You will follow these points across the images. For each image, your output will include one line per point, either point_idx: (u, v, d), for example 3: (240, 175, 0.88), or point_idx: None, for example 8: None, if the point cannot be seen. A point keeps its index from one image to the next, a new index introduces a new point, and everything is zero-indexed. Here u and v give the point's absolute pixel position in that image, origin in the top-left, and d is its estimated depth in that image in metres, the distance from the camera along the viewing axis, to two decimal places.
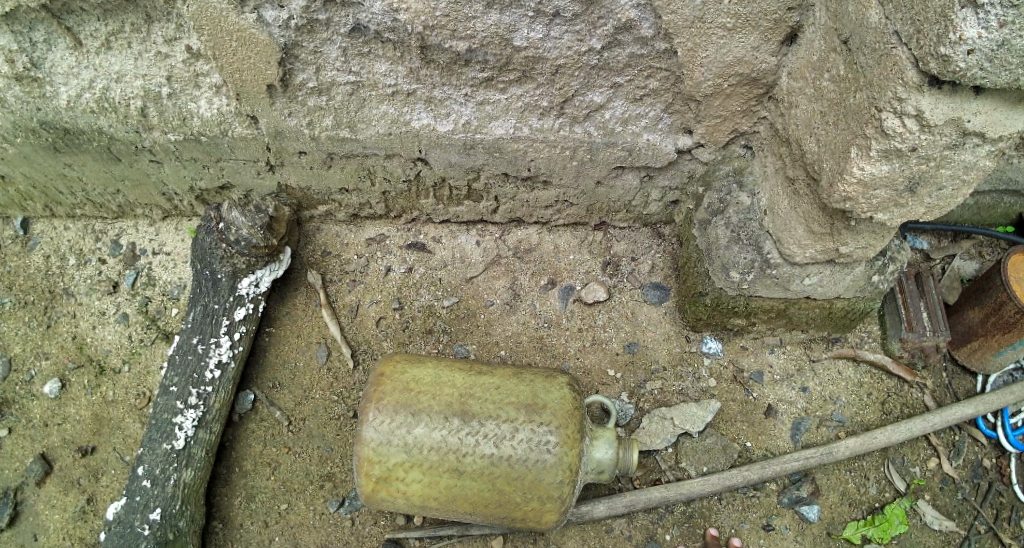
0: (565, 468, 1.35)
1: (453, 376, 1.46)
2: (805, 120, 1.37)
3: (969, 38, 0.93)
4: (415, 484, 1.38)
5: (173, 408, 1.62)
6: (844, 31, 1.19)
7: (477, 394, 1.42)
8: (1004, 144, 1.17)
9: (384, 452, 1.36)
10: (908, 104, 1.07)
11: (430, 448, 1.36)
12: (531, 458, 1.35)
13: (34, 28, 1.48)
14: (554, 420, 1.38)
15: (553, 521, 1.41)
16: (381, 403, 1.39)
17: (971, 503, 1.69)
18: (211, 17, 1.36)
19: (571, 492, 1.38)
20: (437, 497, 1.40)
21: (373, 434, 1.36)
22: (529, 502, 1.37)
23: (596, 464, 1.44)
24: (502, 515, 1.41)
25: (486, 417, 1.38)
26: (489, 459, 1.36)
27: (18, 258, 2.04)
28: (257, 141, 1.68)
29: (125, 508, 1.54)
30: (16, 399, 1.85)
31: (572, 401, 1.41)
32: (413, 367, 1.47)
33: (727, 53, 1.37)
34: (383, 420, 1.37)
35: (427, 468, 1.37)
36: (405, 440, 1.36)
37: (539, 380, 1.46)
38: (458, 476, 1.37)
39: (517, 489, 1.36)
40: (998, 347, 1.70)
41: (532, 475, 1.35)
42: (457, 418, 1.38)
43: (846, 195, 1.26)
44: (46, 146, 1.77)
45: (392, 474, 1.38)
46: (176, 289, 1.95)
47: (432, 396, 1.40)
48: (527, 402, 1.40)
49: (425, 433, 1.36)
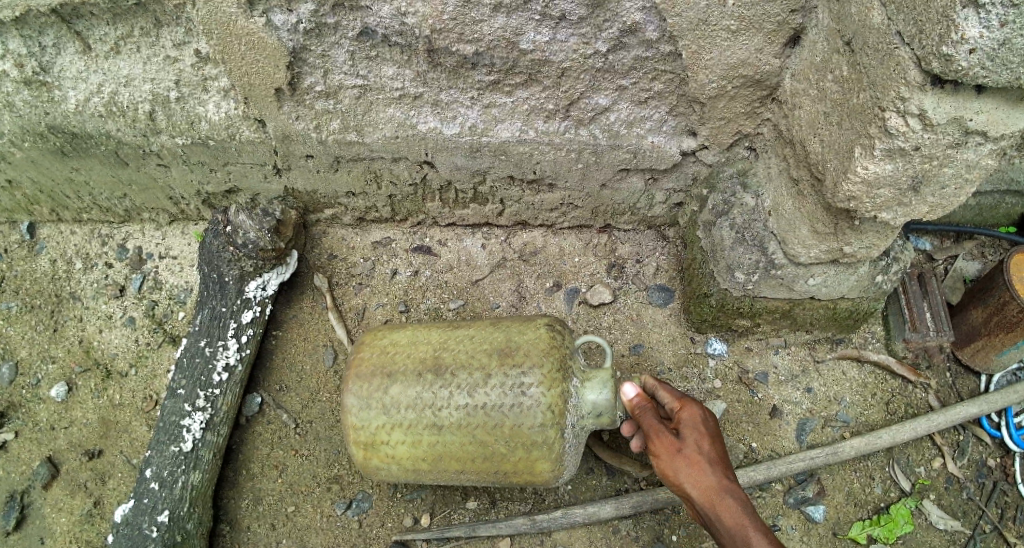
0: (545, 408, 1.31)
1: (429, 335, 1.47)
2: (809, 121, 1.38)
3: (971, 37, 0.95)
4: (400, 447, 1.39)
5: (180, 411, 1.63)
6: (847, 33, 1.20)
7: (451, 346, 1.42)
8: (1006, 142, 1.17)
9: (364, 417, 1.39)
10: (911, 103, 1.08)
11: (407, 406, 1.37)
12: (506, 403, 1.33)
13: (43, 33, 1.50)
14: (528, 361, 1.35)
15: (546, 471, 1.37)
16: (359, 369, 1.42)
17: (977, 502, 1.70)
18: (220, 21, 1.37)
19: (561, 439, 1.34)
20: (425, 458, 1.41)
21: (354, 402, 1.40)
22: (515, 452, 1.35)
23: (591, 407, 1.37)
24: (493, 470, 1.40)
25: (459, 368, 1.38)
26: (464, 410, 1.35)
27: (25, 262, 2.06)
28: (265, 145, 1.69)
29: (133, 510, 1.55)
30: (23, 403, 1.86)
31: (548, 340, 1.37)
32: (393, 332, 1.49)
33: (731, 56, 1.38)
34: (362, 386, 1.40)
35: (407, 427, 1.38)
36: (382, 402, 1.38)
37: (515, 325, 1.44)
38: (439, 432, 1.37)
39: (498, 438, 1.35)
40: (1002, 346, 1.71)
41: (511, 421, 1.33)
42: (431, 372, 1.39)
43: (850, 194, 1.27)
44: (54, 151, 1.79)
45: (377, 438, 1.39)
46: (182, 293, 1.96)
47: (407, 355, 1.42)
48: (500, 347, 1.38)
49: (399, 391, 1.38)
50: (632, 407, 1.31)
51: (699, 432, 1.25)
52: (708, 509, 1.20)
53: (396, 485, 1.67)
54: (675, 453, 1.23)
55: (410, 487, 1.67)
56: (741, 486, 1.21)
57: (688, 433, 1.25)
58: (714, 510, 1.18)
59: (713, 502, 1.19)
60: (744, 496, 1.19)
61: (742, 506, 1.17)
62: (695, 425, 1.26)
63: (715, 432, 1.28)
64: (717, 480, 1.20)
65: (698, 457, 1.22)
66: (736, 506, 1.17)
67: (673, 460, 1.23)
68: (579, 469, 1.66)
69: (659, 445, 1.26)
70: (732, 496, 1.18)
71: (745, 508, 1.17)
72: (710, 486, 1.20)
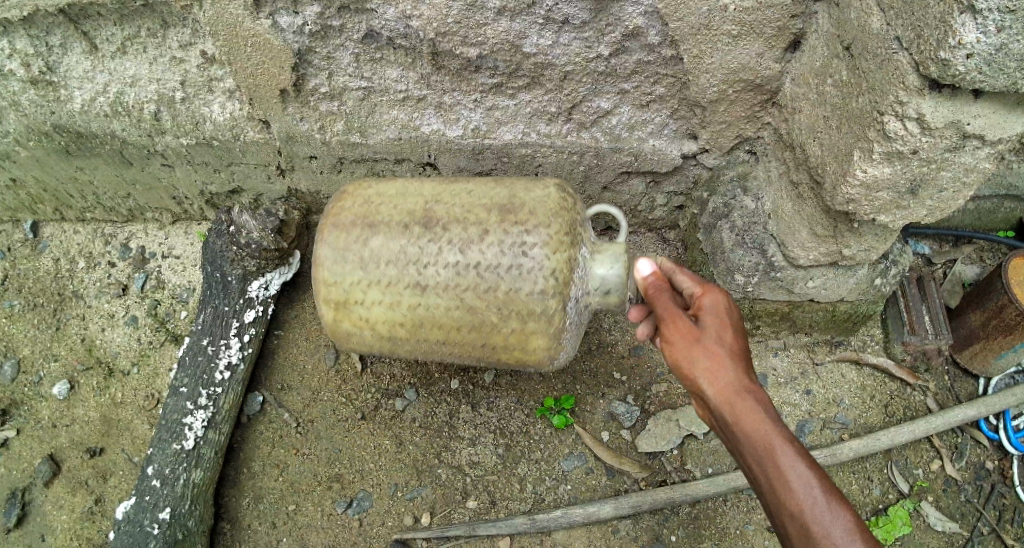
0: (547, 275, 1.21)
1: (424, 189, 1.37)
2: (809, 125, 1.39)
3: (968, 42, 0.96)
4: (376, 308, 1.33)
5: (183, 409, 1.65)
6: (846, 38, 1.22)
7: (445, 200, 1.32)
8: (1003, 146, 1.19)
9: (339, 271, 1.32)
10: (909, 107, 1.10)
11: (388, 262, 1.29)
12: (505, 264, 1.23)
13: (51, 32, 1.52)
14: (533, 220, 1.24)
15: (541, 349, 1.29)
16: (339, 219, 1.34)
17: (975, 504, 1.71)
18: (228, 23, 1.39)
19: (561, 312, 1.24)
20: (404, 324, 1.34)
21: (329, 254, 1.32)
22: (507, 323, 1.27)
23: (599, 283, 1.30)
24: (480, 343, 1.32)
25: (452, 222, 1.28)
26: (454, 269, 1.26)
27: (29, 261, 2.07)
28: (269, 145, 1.70)
29: (135, 508, 1.56)
30: (24, 401, 1.87)
31: (556, 202, 1.26)
32: (380, 186, 1.40)
33: (732, 60, 1.39)
34: (340, 237, 1.32)
35: (386, 286, 1.30)
36: (360, 255, 1.31)
37: (521, 184, 1.33)
38: (422, 293, 1.29)
39: (490, 305, 1.26)
40: (999, 349, 1.73)
41: (506, 284, 1.23)
42: (419, 226, 1.30)
43: (849, 197, 1.29)
44: (59, 150, 1.81)
45: (352, 296, 1.33)
46: (185, 293, 1.97)
47: (394, 207, 1.33)
48: (502, 206, 1.28)
49: (381, 243, 1.30)
50: (647, 286, 1.19)
51: (722, 322, 1.12)
52: (723, 407, 1.08)
53: (397, 484, 1.68)
54: (694, 342, 1.10)
55: (411, 486, 1.67)
56: (764, 388, 1.09)
57: (710, 323, 1.12)
58: (730, 409, 1.06)
59: (732, 403, 1.06)
60: (767, 398, 1.07)
61: (765, 410, 1.05)
62: (718, 315, 1.13)
63: (739, 325, 1.15)
64: (739, 379, 1.07)
65: (718, 348, 1.09)
66: (759, 409, 1.05)
67: (688, 347, 1.10)
68: (579, 469, 1.67)
69: (675, 331, 1.12)
70: (755, 399, 1.06)
71: (768, 411, 1.05)
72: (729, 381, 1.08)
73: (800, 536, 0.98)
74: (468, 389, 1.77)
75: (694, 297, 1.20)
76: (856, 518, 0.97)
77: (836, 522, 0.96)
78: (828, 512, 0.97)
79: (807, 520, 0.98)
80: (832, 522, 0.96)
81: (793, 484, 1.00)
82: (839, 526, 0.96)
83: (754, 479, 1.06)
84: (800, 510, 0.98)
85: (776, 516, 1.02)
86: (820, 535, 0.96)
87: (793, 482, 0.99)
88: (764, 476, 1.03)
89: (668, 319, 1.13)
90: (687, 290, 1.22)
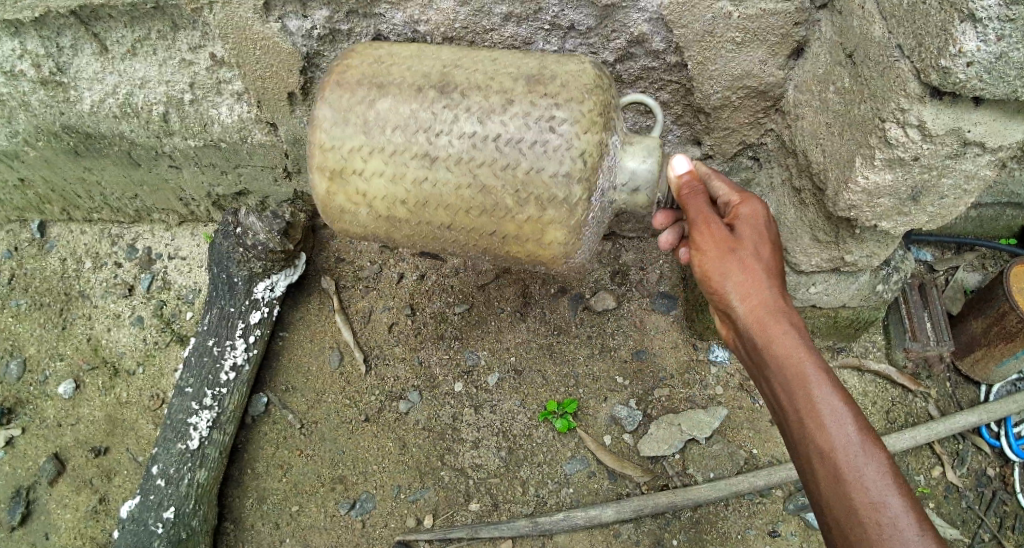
0: (575, 156, 1.25)
1: (438, 54, 1.38)
2: (811, 131, 1.40)
3: (969, 51, 0.97)
4: (376, 181, 1.36)
5: (188, 409, 1.66)
6: (849, 45, 1.23)
7: (465, 66, 1.34)
8: (1004, 154, 1.19)
9: (338, 134, 1.35)
10: (910, 114, 1.11)
11: (396, 127, 1.31)
12: (528, 139, 1.26)
13: (62, 34, 1.53)
14: (563, 95, 1.27)
15: (556, 243, 1.34)
16: (344, 79, 1.36)
17: (976, 511, 1.71)
18: (237, 25, 1.41)
19: (584, 203, 1.29)
20: (406, 201, 1.37)
21: (328, 116, 1.34)
22: (522, 207, 1.31)
23: (630, 176, 1.34)
24: (490, 231, 1.37)
25: (472, 90, 1.30)
26: (469, 140, 1.29)
27: (36, 261, 2.08)
28: (276, 147, 1.72)
29: (140, 506, 1.57)
30: (30, 399, 1.88)
31: (591, 80, 1.30)
32: (387, 47, 1.40)
33: (736, 67, 1.40)
34: (344, 97, 1.34)
35: (389, 154, 1.32)
36: (365, 119, 1.33)
37: (551, 58, 1.36)
38: (432, 167, 1.32)
39: (505, 187, 1.29)
40: (1000, 356, 1.73)
41: (527, 162, 1.27)
42: (433, 90, 1.31)
43: (851, 203, 1.31)
44: (68, 150, 1.84)
45: (350, 165, 1.36)
46: (190, 293, 1.98)
47: (405, 70, 1.34)
48: (529, 77, 1.30)
49: (391, 106, 1.31)
50: (679, 189, 1.20)
51: (757, 238, 1.17)
52: (754, 324, 1.13)
53: (400, 486, 1.68)
54: (728, 257, 1.14)
55: (414, 488, 1.68)
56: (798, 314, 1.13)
57: (747, 236, 1.17)
58: (763, 328, 1.12)
59: (762, 322, 1.12)
60: (801, 324, 1.11)
61: (799, 336, 1.10)
62: (754, 231, 1.17)
63: (774, 242, 1.19)
64: (771, 298, 1.13)
65: (754, 263, 1.15)
66: (789, 329, 1.10)
67: (724, 259, 1.15)
68: (581, 472, 1.68)
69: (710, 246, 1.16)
70: (786, 319, 1.11)
71: (802, 337, 1.10)
72: (762, 299, 1.13)
73: (826, 470, 1.02)
74: (471, 392, 1.78)
75: (730, 206, 1.24)
76: (889, 459, 0.99)
77: (868, 461, 0.99)
78: (860, 453, 1.00)
79: (836, 455, 1.01)
80: (863, 460, 0.99)
81: (825, 417, 1.03)
82: (871, 465, 0.99)
83: (780, 406, 1.10)
84: (831, 444, 1.01)
85: (801, 445, 1.06)
86: (849, 471, 0.99)
87: (824, 414, 1.03)
88: (793, 405, 1.07)
89: (703, 226, 1.16)
90: (723, 198, 1.26)
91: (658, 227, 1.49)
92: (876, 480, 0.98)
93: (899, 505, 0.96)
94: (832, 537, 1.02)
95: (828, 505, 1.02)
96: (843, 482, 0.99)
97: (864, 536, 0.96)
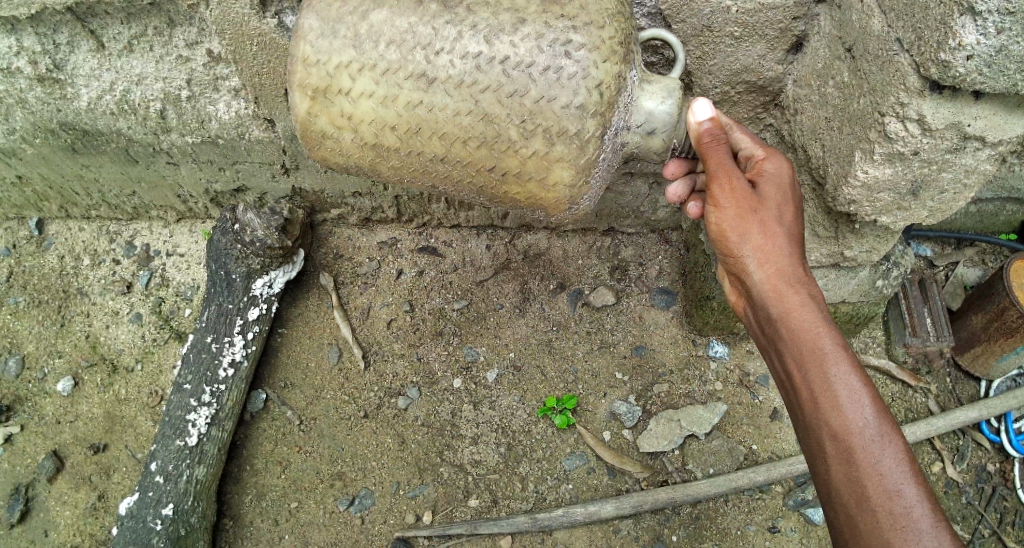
0: (590, 87, 1.19)
1: None
2: (811, 126, 1.39)
3: (968, 44, 0.96)
4: (365, 103, 1.26)
5: (186, 405, 1.66)
6: (848, 40, 1.22)
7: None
8: (1004, 148, 1.19)
9: (325, 47, 1.24)
10: (910, 108, 1.11)
11: (390, 42, 1.21)
12: (540, 64, 1.17)
13: (58, 31, 1.53)
14: (582, 18, 1.18)
15: (561, 184, 1.30)
16: None
17: (976, 507, 1.71)
18: (233, 21, 1.41)
19: (594, 148, 1.25)
20: (396, 127, 1.28)
21: (315, 27, 1.24)
22: (522, 137, 1.23)
23: (647, 117, 1.29)
24: (490, 166, 1.30)
25: (480, 5, 1.19)
26: (473, 61, 1.19)
27: (33, 258, 2.08)
28: (274, 144, 1.72)
29: (138, 503, 1.57)
30: (29, 397, 1.88)
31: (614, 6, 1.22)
32: None
33: (735, 61, 1.39)
34: (332, 7, 1.24)
35: (381, 72, 1.23)
36: (356, 31, 1.22)
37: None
38: (427, 86, 1.22)
39: (511, 116, 1.22)
40: (1001, 352, 1.72)
41: (537, 90, 1.19)
42: (435, 4, 1.20)
43: (850, 198, 1.30)
44: (65, 148, 1.83)
45: (335, 84, 1.26)
46: (189, 290, 1.98)
47: None
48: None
49: (384, 19, 1.22)
50: (696, 135, 1.11)
51: (780, 201, 1.13)
52: (771, 294, 1.12)
53: (399, 482, 1.68)
54: (747, 220, 1.12)
55: (413, 485, 1.68)
56: (816, 288, 1.12)
57: (770, 196, 1.13)
58: (781, 298, 1.10)
59: (778, 291, 1.11)
60: (820, 299, 1.10)
61: (819, 311, 1.08)
62: (777, 192, 1.13)
63: (796, 207, 1.16)
64: (790, 268, 1.12)
65: (775, 228, 1.12)
66: (806, 301, 1.09)
67: (744, 220, 1.12)
68: (580, 468, 1.68)
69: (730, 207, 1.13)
70: (803, 291, 1.10)
71: (821, 312, 1.08)
72: (782, 268, 1.12)
73: (839, 451, 1.02)
74: (470, 388, 1.78)
75: (752, 161, 1.18)
76: (905, 444, 0.99)
77: (884, 446, 0.99)
78: (876, 436, 1.00)
79: (851, 436, 1.01)
80: (879, 445, 0.99)
81: (842, 398, 1.02)
82: (886, 451, 0.99)
83: (794, 382, 1.09)
84: (846, 425, 1.01)
85: (814, 424, 1.05)
86: (863, 454, 0.99)
87: (842, 393, 1.02)
88: (808, 382, 1.06)
89: (725, 181, 1.11)
90: (745, 152, 1.19)
91: (670, 176, 1.44)
92: (891, 466, 0.98)
93: (914, 493, 0.96)
94: (837, 519, 1.02)
95: (836, 487, 1.02)
96: (856, 465, 0.99)
97: (873, 522, 0.97)
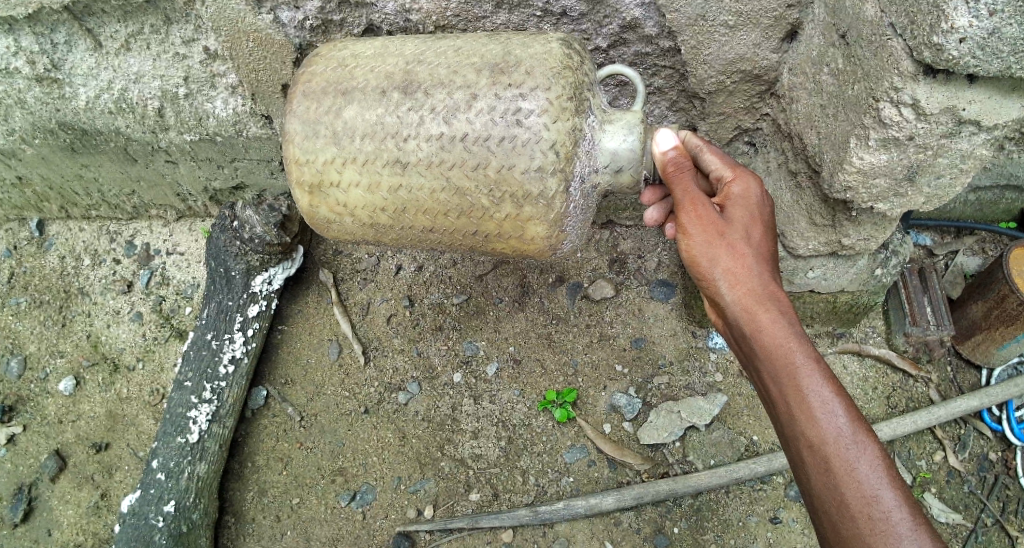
0: (546, 148, 1.08)
1: (404, 47, 1.22)
2: (805, 114, 1.39)
3: (960, 26, 0.96)
4: (354, 192, 1.21)
5: (187, 402, 1.67)
6: (841, 26, 1.22)
7: (429, 59, 1.17)
8: (1001, 132, 1.18)
9: (309, 147, 1.20)
10: (904, 93, 1.11)
11: (363, 135, 1.16)
12: (496, 136, 1.10)
13: (55, 30, 1.54)
14: (531, 81, 1.09)
15: (539, 238, 1.17)
16: (309, 86, 1.21)
17: (978, 496, 1.70)
18: (230, 18, 1.42)
19: (563, 196, 1.12)
20: (386, 210, 1.22)
21: (298, 129, 1.20)
22: (501, 208, 1.15)
23: (612, 159, 1.17)
24: (471, 230, 1.21)
25: (437, 82, 1.13)
26: (437, 142, 1.13)
27: (35, 258, 2.09)
28: (271, 140, 1.72)
29: (140, 501, 1.58)
30: (31, 397, 1.89)
31: (560, 58, 1.10)
32: (354, 47, 1.26)
33: (729, 51, 1.38)
34: (310, 108, 1.20)
35: (361, 164, 1.18)
36: (333, 129, 1.18)
37: (518, 39, 1.17)
38: (403, 172, 1.16)
39: (480, 185, 1.14)
40: (1002, 340, 1.71)
41: (498, 161, 1.11)
42: (397, 91, 1.15)
43: (846, 184, 1.31)
44: (64, 147, 1.84)
45: (326, 178, 1.21)
46: (189, 288, 1.98)
47: (370, 70, 1.18)
48: (494, 65, 1.12)
49: (355, 116, 1.17)
50: (662, 164, 1.14)
51: (749, 218, 1.14)
52: (744, 313, 1.11)
53: (399, 477, 1.68)
54: (717, 243, 1.12)
55: (414, 480, 1.68)
56: (788, 300, 1.12)
57: (737, 218, 1.13)
58: (753, 317, 1.10)
59: (752, 311, 1.10)
60: (791, 312, 1.10)
61: (791, 325, 1.08)
62: (746, 211, 1.14)
63: (766, 221, 1.16)
64: (760, 285, 1.11)
65: (743, 249, 1.12)
66: (777, 318, 1.09)
67: (713, 244, 1.12)
68: (581, 461, 1.68)
69: (702, 229, 1.12)
70: (775, 309, 1.10)
71: (792, 326, 1.08)
72: (752, 287, 1.11)
73: (817, 461, 1.02)
74: (470, 383, 1.78)
75: (722, 182, 1.20)
76: (880, 448, 1.00)
77: (859, 453, 0.99)
78: (853, 444, 1.00)
79: (827, 446, 1.01)
80: (855, 452, 0.99)
81: (817, 410, 1.02)
82: (863, 458, 0.99)
83: (771, 396, 1.10)
84: (822, 436, 1.01)
85: (793, 436, 1.06)
86: (840, 462, 0.99)
87: (816, 406, 1.03)
88: (784, 395, 1.06)
89: (692, 210, 1.12)
90: (714, 173, 1.21)
91: (645, 204, 1.37)
92: (868, 472, 0.98)
93: (892, 497, 0.96)
94: (823, 526, 1.03)
95: (818, 495, 1.03)
96: (834, 474, 1.00)
97: (855, 527, 0.97)
